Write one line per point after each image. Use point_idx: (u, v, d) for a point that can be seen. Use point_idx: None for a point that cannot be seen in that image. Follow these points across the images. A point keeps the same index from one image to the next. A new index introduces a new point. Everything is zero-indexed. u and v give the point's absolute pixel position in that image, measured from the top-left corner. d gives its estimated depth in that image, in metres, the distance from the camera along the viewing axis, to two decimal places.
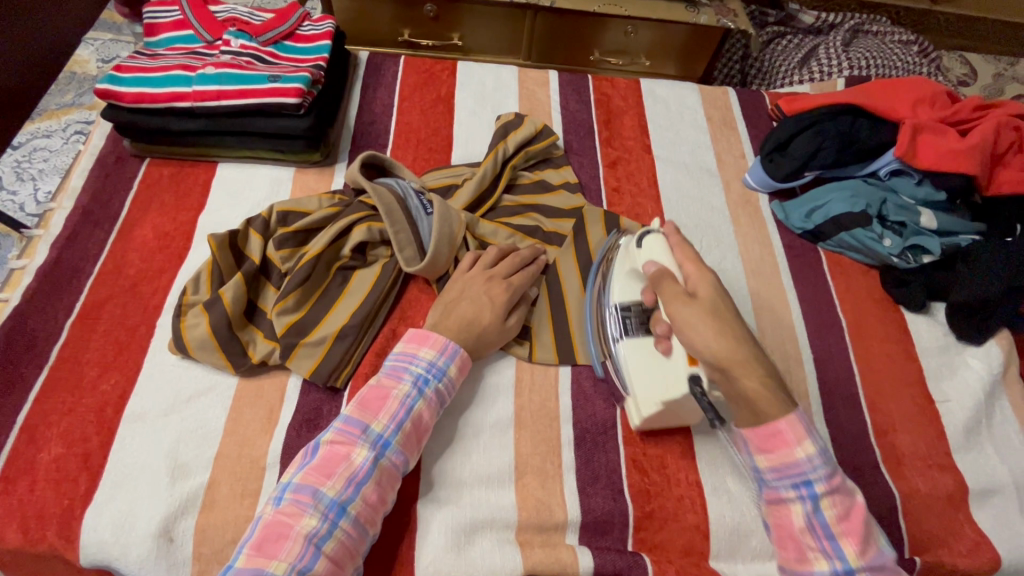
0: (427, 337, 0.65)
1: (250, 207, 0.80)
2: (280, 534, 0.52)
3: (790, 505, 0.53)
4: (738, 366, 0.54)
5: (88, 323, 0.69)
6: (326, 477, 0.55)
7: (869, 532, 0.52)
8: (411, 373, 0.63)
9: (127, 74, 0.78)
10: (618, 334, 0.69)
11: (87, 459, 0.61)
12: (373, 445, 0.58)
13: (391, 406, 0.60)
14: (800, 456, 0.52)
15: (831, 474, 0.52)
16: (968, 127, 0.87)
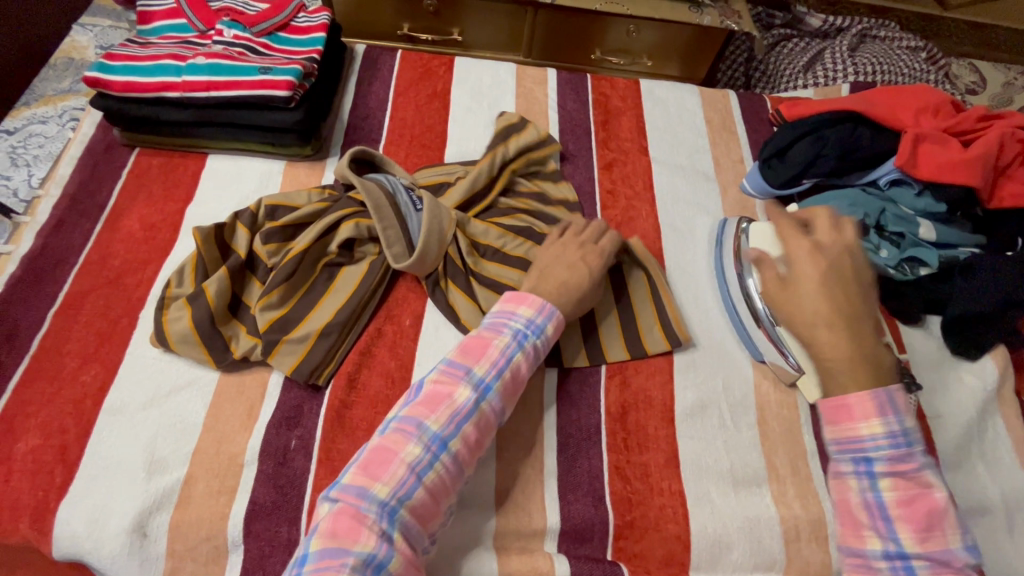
0: (525, 296, 0.64)
1: (239, 200, 0.80)
2: (384, 458, 0.52)
3: (846, 479, 0.52)
4: (824, 330, 0.54)
5: (70, 314, 0.69)
6: (431, 411, 0.55)
7: (935, 522, 0.50)
8: (511, 327, 0.61)
9: (116, 62, 0.77)
10: (780, 317, 0.74)
11: (64, 451, 0.60)
12: (428, 446, 0.53)
13: (492, 353, 0.59)
14: (866, 433, 0.51)
15: (899, 458, 0.51)
16: (971, 138, 0.85)
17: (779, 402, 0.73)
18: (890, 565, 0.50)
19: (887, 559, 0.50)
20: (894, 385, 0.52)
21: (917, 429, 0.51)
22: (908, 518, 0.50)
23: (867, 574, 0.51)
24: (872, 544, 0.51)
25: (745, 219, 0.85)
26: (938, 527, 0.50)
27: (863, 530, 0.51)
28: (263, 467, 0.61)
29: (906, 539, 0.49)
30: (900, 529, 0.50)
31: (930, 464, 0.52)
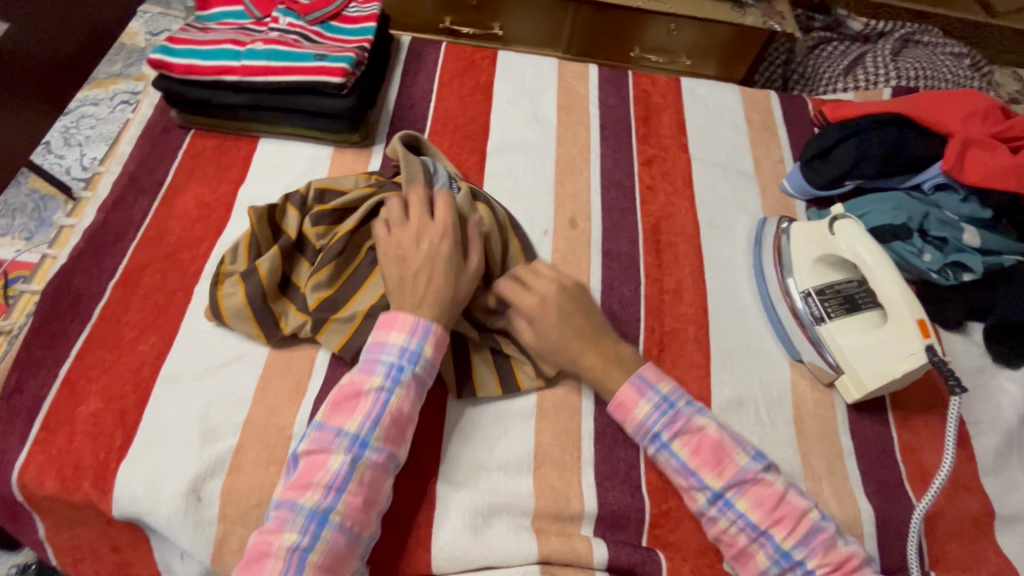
0: (394, 320, 0.63)
1: (289, 183, 0.82)
2: (263, 552, 0.53)
3: (658, 458, 0.62)
4: (576, 351, 0.66)
5: (129, 286, 0.72)
6: (304, 488, 0.55)
7: (721, 454, 0.60)
8: (382, 364, 0.61)
9: (179, 46, 0.80)
10: (820, 317, 0.75)
11: (123, 415, 0.63)
12: (348, 448, 0.56)
13: (365, 404, 0.59)
14: (641, 414, 0.63)
15: (670, 420, 0.62)
16: (1020, 144, 0.84)
17: (817, 401, 0.73)
18: (718, 509, 0.59)
19: (712, 503, 0.59)
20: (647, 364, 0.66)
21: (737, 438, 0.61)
22: (703, 463, 0.60)
23: (715, 523, 0.59)
24: (699, 498, 0.60)
25: (787, 219, 0.86)
26: (726, 457, 0.60)
27: (689, 492, 0.61)
28: None
29: (711, 480, 0.59)
30: (704, 475, 0.59)
31: (698, 410, 0.63)
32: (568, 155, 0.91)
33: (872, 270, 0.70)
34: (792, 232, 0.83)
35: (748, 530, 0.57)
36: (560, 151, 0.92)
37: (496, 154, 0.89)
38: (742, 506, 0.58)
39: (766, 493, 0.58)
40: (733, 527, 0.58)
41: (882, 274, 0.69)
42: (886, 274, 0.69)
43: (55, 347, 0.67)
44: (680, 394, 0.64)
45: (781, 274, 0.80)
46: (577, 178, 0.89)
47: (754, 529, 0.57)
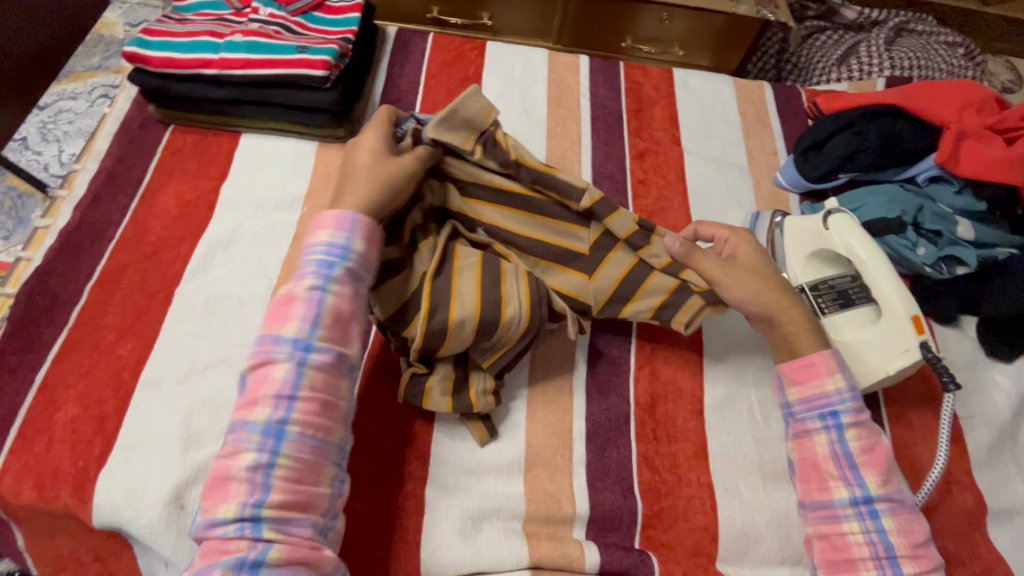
0: (323, 219, 0.58)
1: (273, 181, 0.80)
2: (218, 479, 0.49)
3: (814, 436, 0.61)
4: (784, 308, 0.64)
5: (108, 287, 0.70)
6: (253, 402, 0.51)
7: (891, 466, 0.59)
8: (313, 263, 0.56)
9: (155, 38, 0.77)
10: (814, 313, 0.73)
11: (103, 422, 0.61)
12: (292, 356, 0.53)
13: (297, 308, 0.54)
14: (831, 387, 0.61)
15: (859, 411, 0.60)
16: (1015, 136, 0.83)
17: None
18: (856, 511, 0.57)
19: (853, 505, 0.57)
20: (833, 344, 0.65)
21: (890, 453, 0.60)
22: (871, 463, 0.58)
23: (835, 523, 0.58)
24: (839, 493, 0.58)
25: (780, 212, 0.83)
26: (892, 471, 0.58)
27: (831, 482, 0.59)
28: None
29: (871, 483, 0.58)
30: (865, 475, 0.58)
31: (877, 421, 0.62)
32: (559, 149, 0.89)
33: (867, 267, 0.71)
34: (786, 224, 0.80)
35: (878, 548, 0.56)
36: (551, 145, 0.90)
37: None
38: (887, 523, 0.57)
39: (916, 526, 0.57)
40: (860, 537, 0.57)
41: (878, 271, 0.70)
42: (880, 270, 0.70)
43: (31, 352, 0.65)
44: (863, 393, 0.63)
45: (774, 268, 0.78)
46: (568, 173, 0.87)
47: (887, 549, 0.56)
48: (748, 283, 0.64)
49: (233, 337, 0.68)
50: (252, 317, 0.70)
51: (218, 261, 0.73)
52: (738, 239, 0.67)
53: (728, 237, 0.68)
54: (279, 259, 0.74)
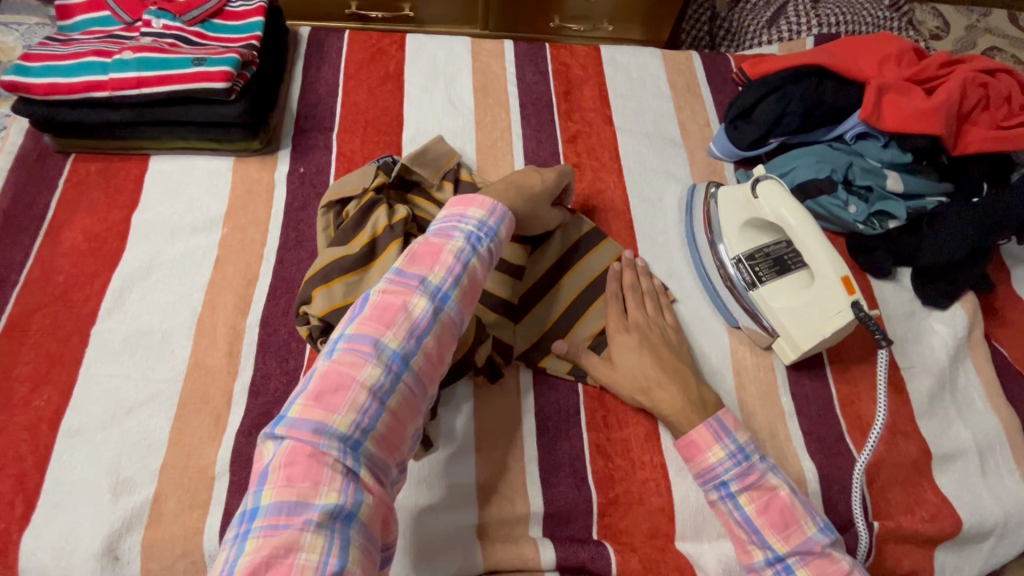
0: (473, 202, 0.64)
1: (189, 203, 0.76)
2: (339, 384, 0.49)
3: (719, 505, 0.61)
4: (657, 389, 0.64)
5: (16, 335, 0.65)
6: (387, 327, 0.52)
7: (791, 518, 0.58)
8: (462, 231, 0.61)
9: (36, 64, 0.72)
10: (752, 282, 0.74)
11: (22, 480, 0.58)
12: (385, 363, 0.51)
13: (446, 260, 0.58)
14: (712, 460, 0.60)
15: (744, 474, 0.60)
16: (934, 85, 0.84)
17: (756, 365, 0.73)
18: (774, 570, 0.58)
19: (769, 564, 0.58)
20: (723, 411, 0.63)
21: (794, 496, 0.59)
22: (769, 523, 0.58)
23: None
24: (756, 556, 0.59)
25: (715, 183, 0.84)
26: (794, 522, 0.58)
27: (747, 545, 0.59)
28: (237, 477, 0.60)
29: (775, 543, 0.58)
30: (768, 536, 0.58)
31: (774, 469, 0.60)
32: (489, 140, 0.87)
33: (795, 228, 0.70)
34: (720, 195, 0.81)
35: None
36: (480, 136, 0.87)
37: (412, 145, 0.85)
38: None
39: (831, 568, 0.56)
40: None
41: (805, 232, 0.70)
42: (809, 234, 0.69)
43: None
44: (756, 447, 0.61)
45: (712, 240, 0.79)
46: (500, 164, 0.85)
47: None
48: (634, 354, 0.67)
49: (158, 372, 0.65)
50: (177, 350, 0.66)
51: (136, 295, 0.69)
52: (619, 339, 0.68)
53: (619, 335, 0.69)
54: (202, 285, 0.71)
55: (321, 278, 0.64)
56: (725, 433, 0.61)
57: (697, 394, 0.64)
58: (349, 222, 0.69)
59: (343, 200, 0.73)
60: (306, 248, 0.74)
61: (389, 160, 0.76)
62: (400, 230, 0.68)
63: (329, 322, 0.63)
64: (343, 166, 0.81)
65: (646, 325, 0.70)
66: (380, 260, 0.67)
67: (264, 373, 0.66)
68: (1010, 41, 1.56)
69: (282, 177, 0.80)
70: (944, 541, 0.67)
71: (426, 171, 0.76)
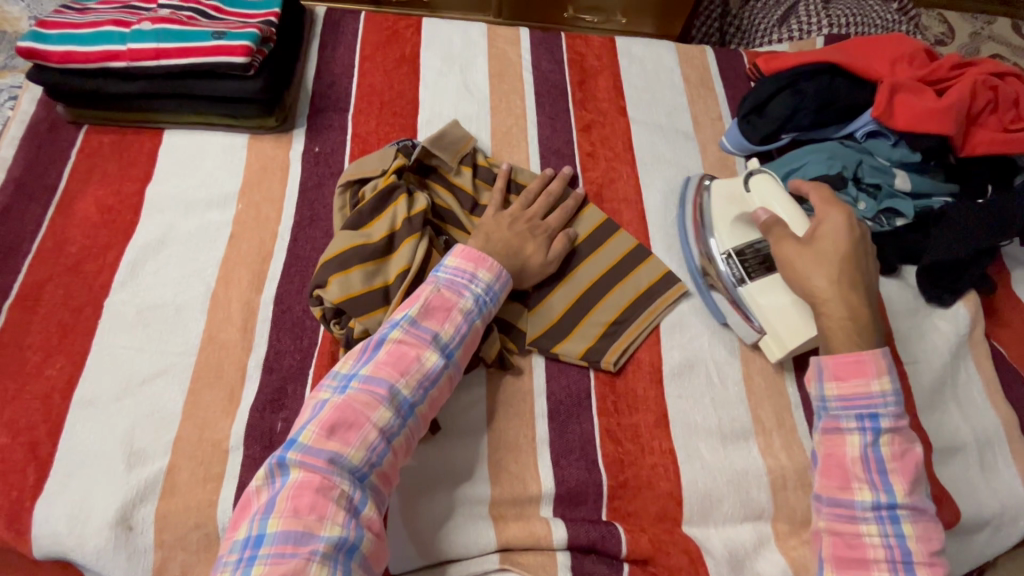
0: (484, 260, 0.64)
1: (204, 178, 0.76)
2: (353, 420, 0.52)
3: (850, 435, 0.60)
4: (829, 305, 0.63)
5: (28, 304, 0.65)
6: (400, 374, 0.56)
7: (918, 475, 0.58)
8: (473, 292, 0.62)
9: (53, 31, 0.72)
10: (740, 279, 0.74)
11: (35, 448, 0.58)
12: (396, 409, 0.55)
13: (457, 317, 0.60)
14: (876, 389, 0.59)
15: (898, 416, 0.59)
16: (945, 86, 0.85)
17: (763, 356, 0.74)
18: (877, 514, 0.57)
19: (875, 508, 0.57)
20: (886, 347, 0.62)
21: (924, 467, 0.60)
22: (900, 471, 0.58)
23: (854, 523, 0.58)
24: (861, 496, 0.58)
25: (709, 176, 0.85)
26: (919, 481, 0.58)
27: (855, 482, 0.59)
28: (250, 451, 0.60)
29: (898, 490, 0.57)
30: (893, 481, 0.58)
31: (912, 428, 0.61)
32: (504, 126, 0.87)
33: (788, 225, 0.70)
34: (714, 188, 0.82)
35: (894, 552, 0.56)
36: (495, 122, 0.87)
37: (428, 129, 0.85)
38: (906, 529, 0.57)
39: (934, 533, 0.57)
40: (878, 539, 0.57)
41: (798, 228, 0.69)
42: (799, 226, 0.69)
43: None
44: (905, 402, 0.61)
45: (703, 235, 0.79)
46: (515, 150, 0.86)
47: (904, 553, 0.56)
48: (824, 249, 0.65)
49: (172, 346, 0.65)
50: (191, 324, 0.66)
51: (149, 268, 0.69)
52: (812, 271, 0.64)
53: (830, 219, 0.66)
54: (216, 261, 0.70)
55: (339, 264, 0.64)
56: (891, 368, 0.60)
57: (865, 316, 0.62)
58: (367, 206, 0.69)
59: (362, 180, 0.73)
60: (321, 227, 0.74)
61: (409, 144, 0.77)
62: (418, 223, 0.68)
63: (345, 309, 0.63)
64: (358, 147, 0.81)
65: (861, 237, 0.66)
66: (398, 253, 0.67)
67: (278, 350, 0.66)
68: (1011, 50, 1.58)
69: (297, 156, 0.79)
70: (943, 530, 0.69)
71: (445, 156, 0.77)
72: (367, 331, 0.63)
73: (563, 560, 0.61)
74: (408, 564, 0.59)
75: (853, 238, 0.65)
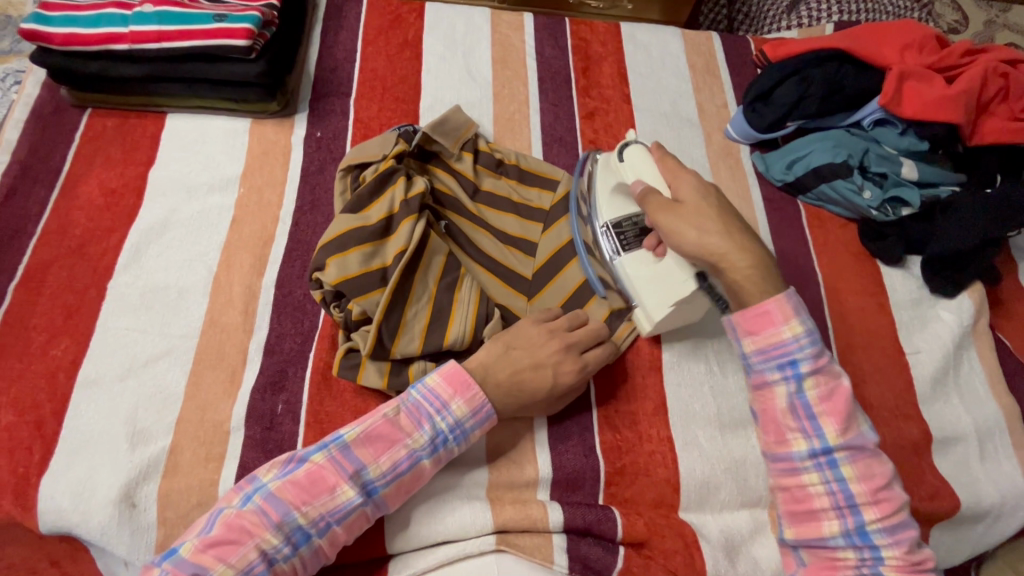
0: (465, 391, 0.58)
1: (206, 162, 0.76)
2: (236, 540, 0.49)
3: (775, 387, 0.57)
4: (731, 261, 0.59)
5: (33, 286, 0.66)
6: (303, 501, 0.51)
7: (851, 412, 0.56)
8: (432, 426, 0.57)
9: (56, 13, 0.72)
10: (615, 251, 0.70)
11: (40, 426, 0.59)
12: (287, 538, 0.50)
13: (397, 453, 0.55)
14: (787, 335, 0.56)
15: (817, 356, 0.56)
16: (955, 74, 0.84)
17: None
18: (815, 463, 0.56)
19: (812, 457, 0.56)
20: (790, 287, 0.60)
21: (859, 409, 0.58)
22: (829, 413, 0.56)
23: (795, 475, 0.57)
24: (798, 446, 0.56)
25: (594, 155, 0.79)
26: (851, 417, 0.56)
27: (789, 434, 0.57)
28: (252, 433, 0.61)
29: (830, 433, 0.56)
30: (824, 424, 0.56)
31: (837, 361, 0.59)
32: (506, 113, 0.87)
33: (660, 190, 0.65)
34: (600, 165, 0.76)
35: (838, 498, 0.55)
36: (498, 109, 0.87)
37: (430, 114, 0.84)
38: (846, 472, 0.55)
39: (878, 469, 0.56)
40: (820, 487, 0.56)
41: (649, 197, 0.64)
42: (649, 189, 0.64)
43: None
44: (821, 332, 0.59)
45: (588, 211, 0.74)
46: (517, 137, 0.85)
47: (847, 498, 0.55)
48: (701, 211, 0.60)
49: (174, 328, 0.65)
50: (193, 307, 0.67)
51: (152, 251, 0.70)
52: (694, 234, 0.60)
53: (683, 177, 0.63)
54: (218, 245, 0.71)
55: (337, 246, 0.64)
56: (800, 308, 0.58)
57: (763, 260, 0.59)
58: (365, 189, 0.69)
59: (362, 165, 0.73)
60: (322, 212, 0.74)
61: (410, 129, 0.76)
62: (415, 205, 0.68)
63: (343, 291, 0.63)
64: (360, 132, 0.81)
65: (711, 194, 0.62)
66: (396, 235, 0.67)
67: (279, 334, 0.66)
68: None
69: (299, 141, 0.79)
70: (941, 520, 0.69)
71: (446, 142, 0.76)
72: (365, 312, 0.63)
73: (559, 543, 0.61)
74: (405, 545, 0.60)
75: (714, 192, 0.62)
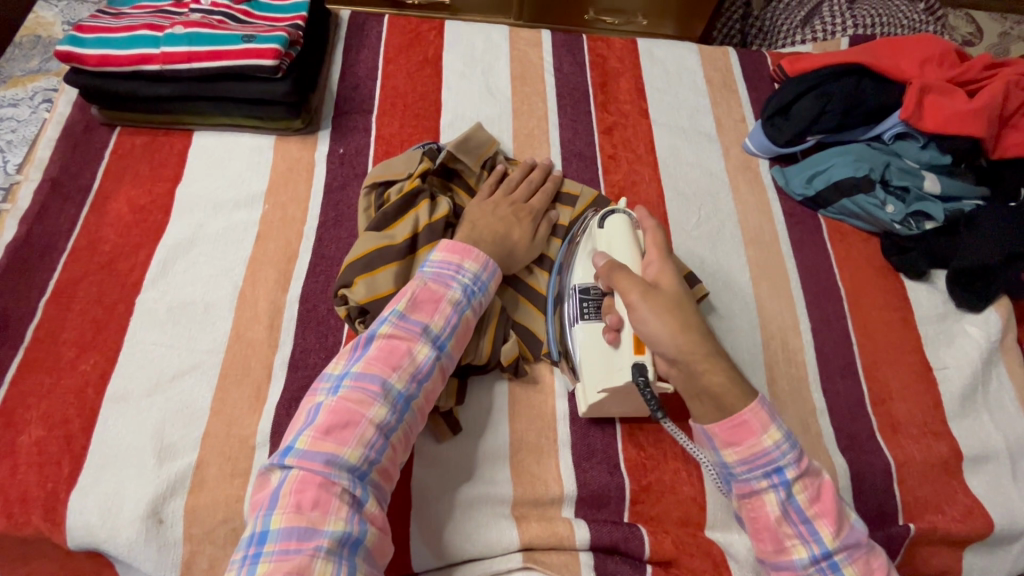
0: (470, 251, 0.64)
1: (231, 179, 0.77)
2: (348, 420, 0.52)
3: (762, 495, 0.55)
4: (705, 369, 0.55)
5: (63, 301, 0.67)
6: (391, 368, 0.56)
7: (840, 509, 0.55)
8: (460, 282, 0.62)
9: (90, 35, 0.74)
10: (574, 318, 0.65)
11: (69, 442, 0.59)
12: (393, 405, 0.55)
13: (446, 308, 0.61)
14: (768, 444, 0.54)
15: (800, 459, 0.55)
16: (976, 87, 0.83)
17: (786, 358, 0.74)
18: (817, 568, 0.54)
19: (813, 562, 0.54)
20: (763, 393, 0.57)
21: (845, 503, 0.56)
22: (822, 514, 0.54)
23: None
24: (798, 552, 0.54)
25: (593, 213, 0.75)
26: (841, 513, 0.55)
27: (786, 541, 0.54)
28: (276, 449, 0.61)
29: (826, 535, 0.54)
30: (819, 527, 0.54)
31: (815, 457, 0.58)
32: (526, 128, 0.88)
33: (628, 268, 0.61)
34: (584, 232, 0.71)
35: None
36: (517, 124, 0.88)
37: (450, 130, 0.85)
38: (848, 573, 0.53)
39: (876, 562, 0.54)
40: None
41: (616, 277, 0.59)
42: (617, 270, 0.59)
43: None
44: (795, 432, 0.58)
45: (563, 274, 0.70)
46: (536, 152, 0.86)
47: None
48: (668, 308, 0.56)
49: (200, 343, 0.66)
50: (218, 322, 0.67)
51: (179, 267, 0.70)
52: (659, 327, 0.56)
53: (652, 266, 0.61)
54: (243, 260, 0.72)
55: (364, 265, 0.65)
56: (774, 412, 0.56)
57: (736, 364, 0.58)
58: (391, 208, 0.69)
59: (386, 183, 0.74)
60: (345, 228, 0.75)
61: (434, 147, 0.76)
62: (439, 229, 0.69)
63: (370, 310, 0.63)
64: (382, 148, 0.82)
65: (680, 295, 0.58)
66: (420, 255, 0.68)
67: (303, 349, 0.67)
68: None
69: (322, 157, 0.80)
70: (974, 541, 0.67)
71: (469, 160, 0.77)
72: None
73: (586, 560, 0.61)
74: (428, 564, 0.59)
75: (686, 285, 0.60)
